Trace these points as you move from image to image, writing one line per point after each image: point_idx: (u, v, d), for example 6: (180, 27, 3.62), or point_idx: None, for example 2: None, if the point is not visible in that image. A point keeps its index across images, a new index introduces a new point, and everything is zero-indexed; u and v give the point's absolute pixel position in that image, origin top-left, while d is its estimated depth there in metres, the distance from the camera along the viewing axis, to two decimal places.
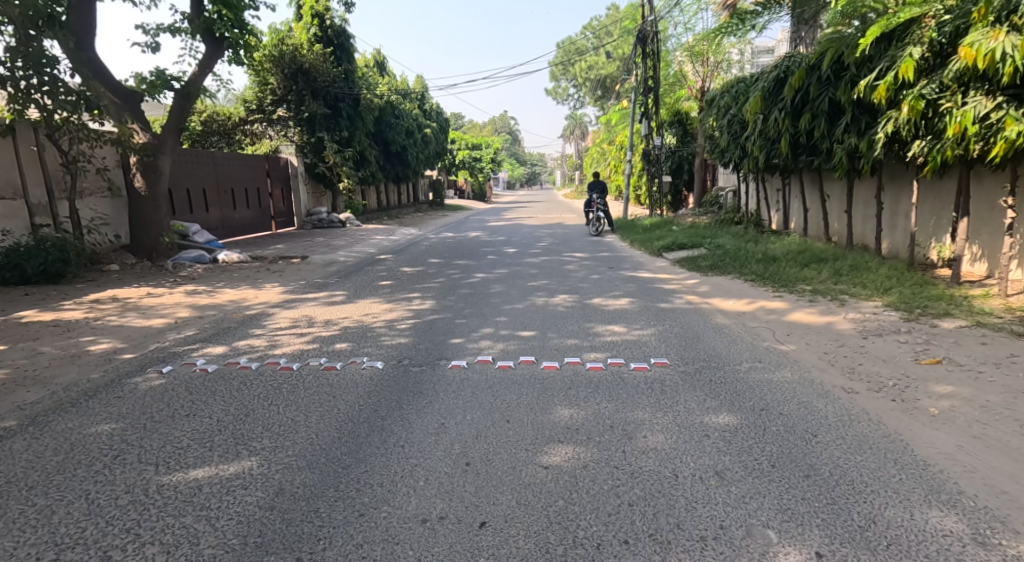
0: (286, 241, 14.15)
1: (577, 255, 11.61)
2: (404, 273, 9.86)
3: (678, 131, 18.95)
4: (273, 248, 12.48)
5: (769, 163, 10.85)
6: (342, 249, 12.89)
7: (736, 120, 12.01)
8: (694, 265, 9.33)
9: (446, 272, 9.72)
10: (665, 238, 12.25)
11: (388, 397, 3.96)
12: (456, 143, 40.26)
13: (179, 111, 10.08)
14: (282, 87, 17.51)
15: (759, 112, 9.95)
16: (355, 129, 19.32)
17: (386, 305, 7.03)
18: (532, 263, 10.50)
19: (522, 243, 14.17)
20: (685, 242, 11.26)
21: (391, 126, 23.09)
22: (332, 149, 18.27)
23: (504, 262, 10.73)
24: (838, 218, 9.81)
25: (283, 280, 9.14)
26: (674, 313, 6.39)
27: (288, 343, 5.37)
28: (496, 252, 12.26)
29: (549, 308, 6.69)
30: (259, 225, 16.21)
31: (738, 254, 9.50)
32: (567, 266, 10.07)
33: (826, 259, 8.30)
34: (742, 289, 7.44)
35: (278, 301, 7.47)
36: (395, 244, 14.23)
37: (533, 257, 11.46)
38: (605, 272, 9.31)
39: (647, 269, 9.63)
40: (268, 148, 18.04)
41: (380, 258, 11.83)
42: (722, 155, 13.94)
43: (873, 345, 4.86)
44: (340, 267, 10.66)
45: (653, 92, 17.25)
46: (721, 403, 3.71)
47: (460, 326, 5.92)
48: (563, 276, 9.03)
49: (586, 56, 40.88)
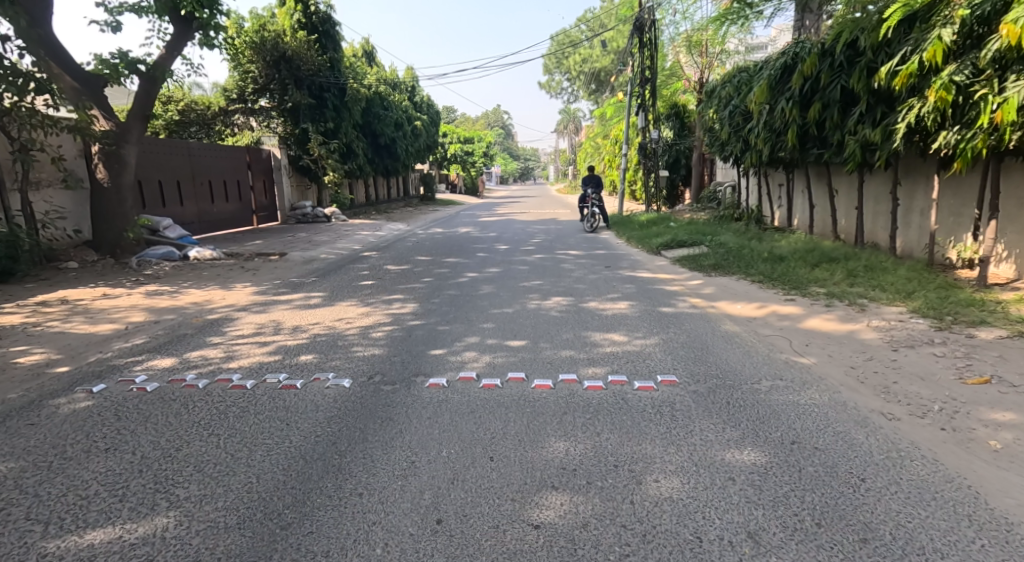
0: (266, 237, 13.49)
1: (572, 253, 11.03)
2: (387, 272, 9.25)
3: (675, 125, 18.39)
4: (250, 245, 11.82)
5: (774, 157, 10.31)
6: (323, 246, 12.25)
7: (739, 112, 11.43)
8: (695, 264, 8.77)
9: (433, 271, 9.11)
10: (664, 235, 11.68)
11: (350, 425, 3.35)
12: (448, 136, 39.48)
13: (144, 96, 9.45)
14: (264, 76, 16.81)
15: (764, 102, 9.39)
16: (341, 120, 18.65)
17: (363, 309, 6.42)
18: (525, 261, 9.92)
19: (514, 239, 13.56)
20: (685, 239, 10.71)
21: (379, 118, 22.38)
22: (316, 140, 17.55)
23: (494, 259, 10.13)
24: (847, 214, 9.29)
25: (256, 280, 8.51)
26: (678, 319, 5.82)
27: (246, 355, 4.76)
28: (486, 249, 11.65)
29: (541, 313, 6.10)
30: (239, 219, 15.52)
31: (742, 252, 8.95)
32: (562, 265, 9.48)
33: (838, 259, 7.75)
34: (750, 291, 6.88)
35: (246, 303, 6.84)
36: (381, 240, 13.59)
37: (526, 255, 10.87)
38: (601, 271, 8.73)
39: (646, 268, 9.07)
40: (249, 140, 17.07)
41: (364, 255, 11.20)
42: (722, 149, 13.37)
43: (906, 359, 4.30)
44: (320, 265, 10.03)
45: (650, 83, 16.69)
46: (743, 434, 3.14)
47: (442, 334, 5.33)
48: (557, 275, 8.45)
49: (580, 48, 40.10)
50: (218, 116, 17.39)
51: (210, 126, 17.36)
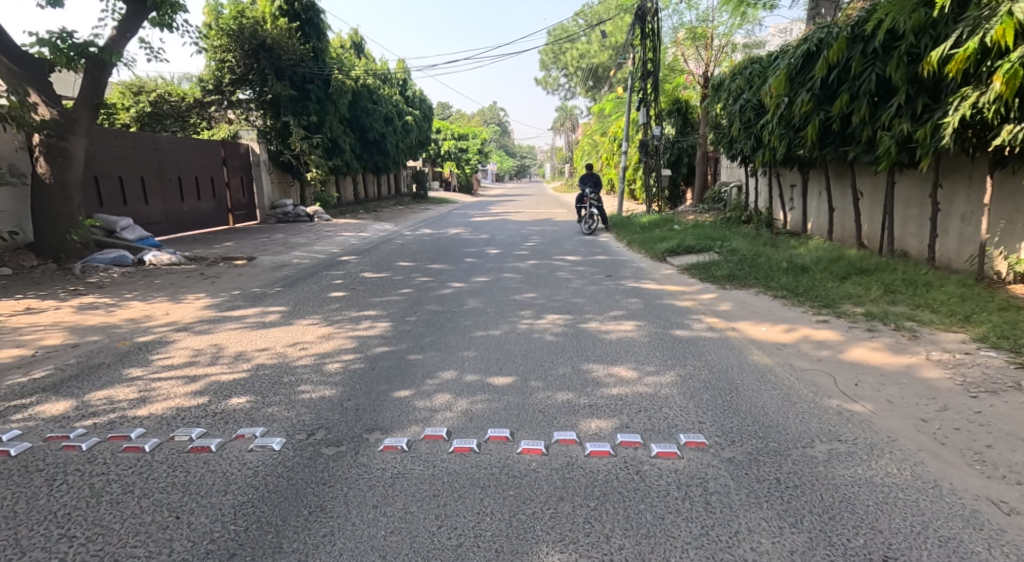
0: (239, 238, 12.53)
1: (569, 259, 10.08)
2: (363, 280, 8.31)
3: (677, 121, 17.46)
4: (218, 248, 10.86)
5: (789, 155, 9.41)
6: (299, 249, 11.30)
7: (749, 107, 10.52)
8: (706, 274, 7.86)
9: (413, 280, 8.17)
10: (669, 239, 10.77)
11: (264, 520, 2.44)
12: (441, 133, 38.54)
13: (91, 80, 8.46)
14: (242, 66, 15.84)
15: (782, 95, 8.48)
16: (326, 114, 17.69)
17: (324, 330, 5.48)
18: (517, 268, 8.99)
19: (507, 242, 12.64)
20: (692, 244, 9.81)
21: (367, 112, 21.38)
22: (298, 135, 16.58)
23: (483, 266, 9.21)
24: (871, 219, 8.44)
25: (213, 289, 7.55)
26: (695, 346, 4.89)
27: (163, 396, 3.82)
28: (475, 254, 10.70)
29: (532, 338, 5.16)
30: (213, 218, 14.61)
31: (757, 261, 8.04)
32: (557, 273, 8.55)
33: (870, 271, 6.86)
34: (774, 309, 5.97)
35: (190, 320, 5.88)
36: (363, 243, 12.63)
37: (518, 260, 9.94)
38: (602, 282, 7.81)
39: (650, 278, 8.16)
40: (226, 134, 16.44)
41: (341, 260, 10.23)
42: (730, 146, 12.46)
43: (994, 410, 3.39)
44: (290, 272, 9.08)
45: (652, 77, 15.78)
46: (807, 546, 2.25)
47: (412, 366, 4.40)
48: (553, 286, 7.52)
49: (578, 44, 39.19)
50: (192, 108, 16.39)
51: (183, 119, 16.32)
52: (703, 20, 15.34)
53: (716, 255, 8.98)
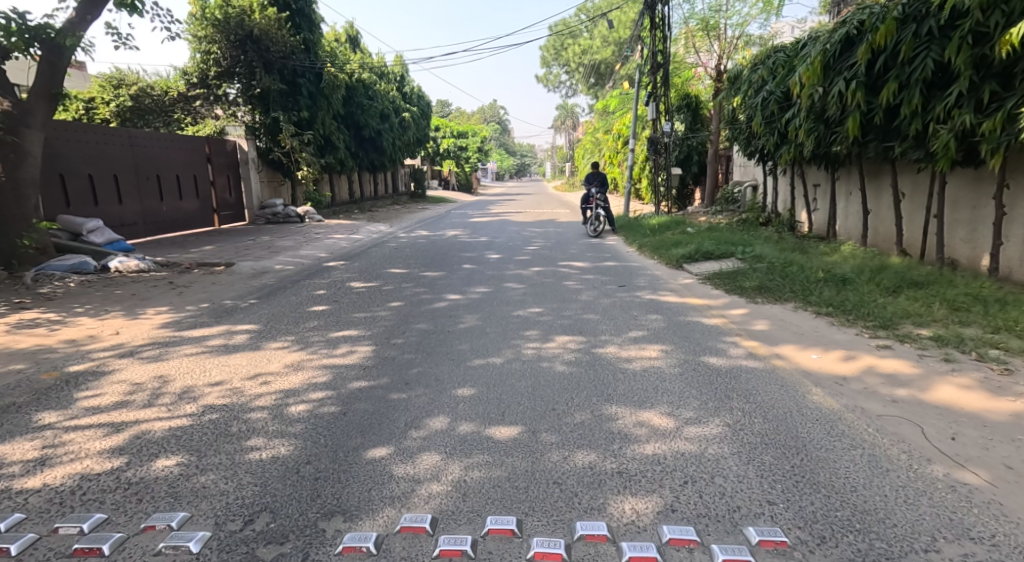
0: (222, 241, 11.69)
1: (577, 266, 9.23)
2: (349, 290, 7.47)
3: (687, 117, 16.61)
4: (196, 252, 10.02)
5: (820, 153, 8.57)
6: (283, 253, 10.45)
7: (771, 100, 9.68)
8: (733, 284, 7.01)
9: (405, 290, 7.33)
10: (686, 243, 9.90)
11: None
12: (440, 131, 38.17)
13: (47, 67, 7.59)
14: (228, 58, 15.03)
15: (815, 85, 7.65)
16: (318, 109, 16.85)
17: (294, 356, 4.64)
18: (520, 277, 8.15)
19: (508, 246, 11.79)
20: (711, 249, 8.98)
21: (362, 108, 20.53)
22: (288, 131, 15.75)
23: (482, 274, 8.37)
24: (914, 223, 7.62)
25: (178, 301, 6.72)
26: (739, 381, 4.05)
27: (71, 455, 2.99)
28: (474, 259, 9.86)
29: (541, 368, 4.32)
30: (198, 219, 13.82)
31: (789, 270, 7.20)
32: (564, 282, 7.71)
33: (924, 283, 6.02)
34: (821, 331, 5.12)
35: (140, 341, 5.04)
36: (354, 246, 11.77)
37: (521, 267, 9.10)
38: (616, 293, 6.97)
39: (669, 289, 7.32)
40: (212, 128, 15.48)
41: (328, 266, 9.38)
42: (747, 142, 11.60)
43: None
44: (270, 279, 8.24)
45: (662, 69, 14.92)
46: None
47: (394, 410, 3.56)
48: (560, 299, 6.68)
49: (580, 39, 38.37)
50: (176, 103, 15.64)
51: (167, 113, 15.51)
52: (715, 10, 14.51)
53: (742, 262, 8.14)
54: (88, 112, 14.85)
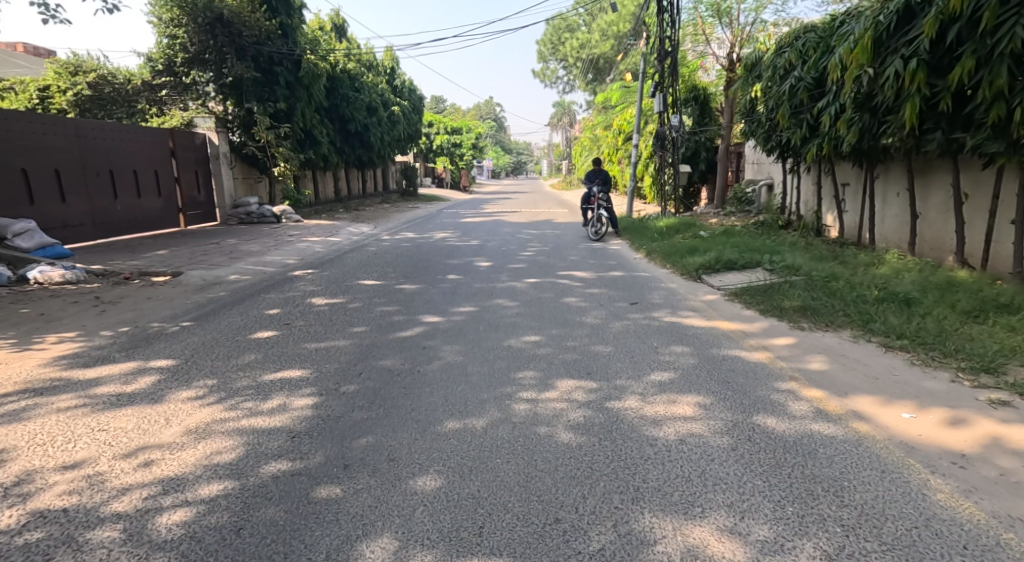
0: (180, 244, 10.45)
1: (579, 276, 8.05)
2: (309, 308, 6.25)
3: (695, 111, 15.45)
4: (144, 258, 8.79)
5: (862, 147, 7.41)
6: (246, 260, 9.23)
7: (800, 86, 8.49)
8: (769, 304, 5.83)
9: (375, 309, 6.13)
10: (703, 250, 8.73)
11: None
12: (434, 127, 37.09)
13: None
14: (196, 43, 13.83)
15: (865, 66, 6.47)
16: (296, 100, 15.59)
17: (205, 412, 3.43)
18: (513, 291, 6.95)
19: (501, 251, 10.58)
20: (735, 258, 7.80)
21: (348, 101, 19.29)
22: (263, 123, 14.51)
23: (468, 287, 7.18)
24: (977, 229, 6.47)
25: (94, 324, 5.49)
26: (817, 460, 2.87)
27: None
28: (461, 268, 8.67)
29: (538, 438, 3.13)
30: (161, 219, 12.62)
31: (835, 286, 6.02)
32: (565, 300, 6.53)
33: (1011, 306, 4.87)
34: (902, 374, 3.94)
35: (10, 387, 3.84)
36: (329, 251, 10.55)
37: (515, 278, 7.90)
38: (628, 316, 5.77)
39: (691, 309, 6.14)
40: (179, 121, 14.24)
41: (293, 276, 8.16)
42: (768, 137, 10.43)
43: None
44: (218, 293, 7.02)
45: (670, 58, 13.74)
46: None
47: (316, 525, 2.37)
48: (561, 324, 5.47)
49: (578, 33, 37.20)
50: (140, 92, 14.35)
51: (129, 103, 14.21)
52: None
53: (776, 276, 6.94)
54: (43, 101, 13.83)
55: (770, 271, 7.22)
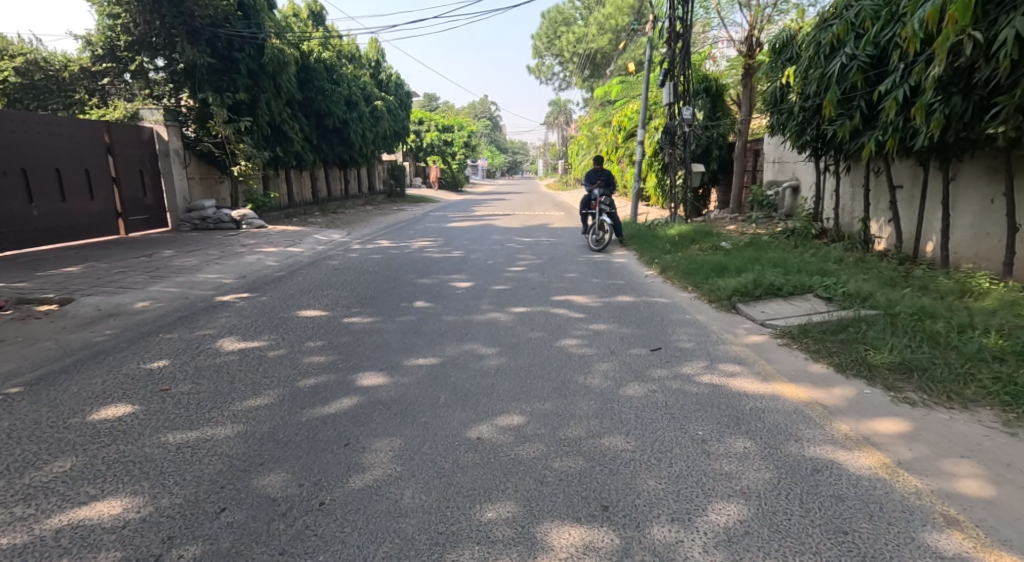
0: (101, 258, 8.75)
1: (580, 303, 6.38)
2: (213, 356, 4.56)
3: (707, 104, 13.79)
4: (40, 278, 7.08)
5: (944, 139, 5.81)
6: (171, 278, 7.53)
7: (852, 66, 6.88)
8: (849, 355, 4.20)
9: (301, 360, 4.46)
10: (732, 267, 7.09)
11: None
12: (424, 123, 35.33)
13: None
14: (142, 24, 12.14)
15: (967, 27, 4.85)
16: (260, 92, 13.89)
17: None
18: (493, 330, 5.29)
19: (486, 266, 8.92)
20: (779, 280, 6.17)
21: (324, 93, 17.58)
22: (220, 116, 12.82)
23: (435, 323, 5.50)
24: None
25: None
26: None
27: None
28: (434, 290, 7.00)
29: None
30: (95, 226, 10.99)
31: (935, 327, 4.38)
32: (562, 344, 4.87)
33: None
34: None
35: None
36: (280, 267, 8.83)
37: (499, 306, 6.23)
38: (650, 376, 4.11)
39: (734, 359, 4.50)
40: (122, 113, 12.55)
41: (220, 302, 6.47)
42: (803, 130, 8.80)
43: None
44: (105, 329, 5.32)
45: (682, 42, 12.08)
46: None
47: None
48: (557, 390, 3.84)
49: (574, 27, 35.45)
50: (79, 80, 12.82)
51: (66, 93, 12.78)
52: None
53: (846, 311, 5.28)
54: None
55: (833, 303, 5.57)
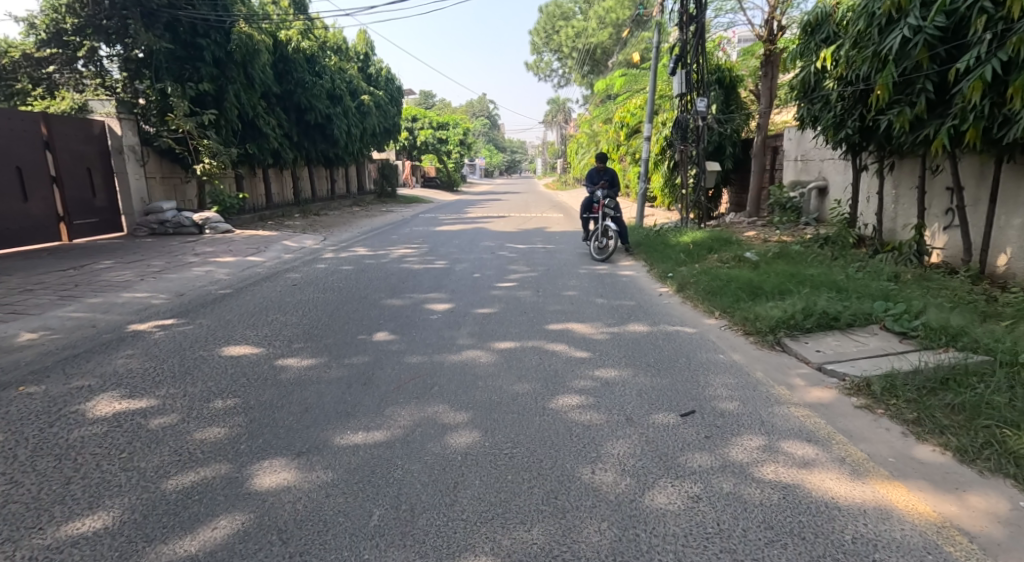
0: (18, 271, 7.42)
1: (582, 336, 5.07)
2: (69, 427, 3.24)
3: (720, 96, 12.49)
4: None
5: None
6: (86, 298, 6.22)
7: (917, 41, 5.56)
8: (972, 432, 2.93)
9: (190, 435, 3.14)
10: (768, 288, 5.80)
11: None
12: (418, 121, 33.94)
13: None
14: (89, 5, 10.81)
15: None
16: (227, 82, 12.53)
17: None
18: (466, 381, 3.98)
19: (470, 281, 7.61)
20: (833, 307, 4.87)
21: (303, 86, 16.26)
22: (181, 108, 11.50)
23: (393, 369, 4.19)
24: None
25: None
26: None
27: None
28: (402, 316, 5.69)
29: None
30: (29, 232, 9.74)
31: None
32: (558, 407, 3.58)
33: None
34: None
35: None
36: (229, 282, 7.50)
37: (480, 339, 4.93)
38: (684, 468, 2.82)
39: (799, 432, 3.22)
40: (69, 105, 11.24)
41: (131, 334, 5.15)
42: (842, 122, 7.49)
43: None
44: None
45: (696, 25, 10.77)
46: None
47: None
48: (552, 499, 2.55)
49: (574, 21, 34.11)
50: (21, 68, 11.32)
51: (6, 83, 11.30)
52: None
53: (934, 355, 4.00)
54: None
55: (913, 343, 4.27)
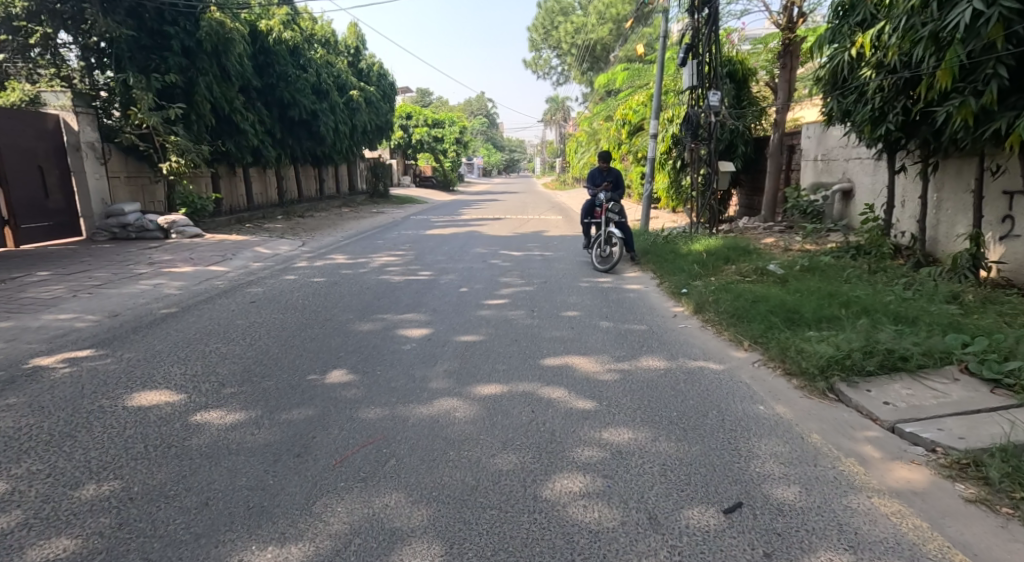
0: None
1: (586, 376, 4.09)
2: None
3: (732, 90, 11.52)
4: None
5: None
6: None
7: (990, 15, 4.59)
8: None
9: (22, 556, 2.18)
10: (805, 314, 4.84)
11: None
12: (413, 118, 32.89)
13: None
14: None
15: None
16: (198, 73, 11.50)
17: None
18: (432, 450, 3.01)
19: (456, 297, 6.63)
20: (896, 345, 3.90)
21: (286, 80, 15.27)
22: (144, 101, 10.49)
23: (341, 430, 3.22)
24: None
25: None
26: None
27: None
28: (367, 346, 4.71)
29: None
30: None
31: None
32: (554, 497, 2.61)
33: None
34: None
35: None
36: (176, 298, 6.52)
37: (458, 382, 3.96)
38: None
39: (897, 548, 2.27)
40: (19, 96, 10.32)
41: (27, 371, 4.17)
42: (882, 115, 6.51)
43: None
44: None
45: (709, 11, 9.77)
46: None
47: None
48: None
49: (573, 16, 33.07)
50: None
51: None
52: None
53: None
54: None
55: (1012, 399, 3.31)
